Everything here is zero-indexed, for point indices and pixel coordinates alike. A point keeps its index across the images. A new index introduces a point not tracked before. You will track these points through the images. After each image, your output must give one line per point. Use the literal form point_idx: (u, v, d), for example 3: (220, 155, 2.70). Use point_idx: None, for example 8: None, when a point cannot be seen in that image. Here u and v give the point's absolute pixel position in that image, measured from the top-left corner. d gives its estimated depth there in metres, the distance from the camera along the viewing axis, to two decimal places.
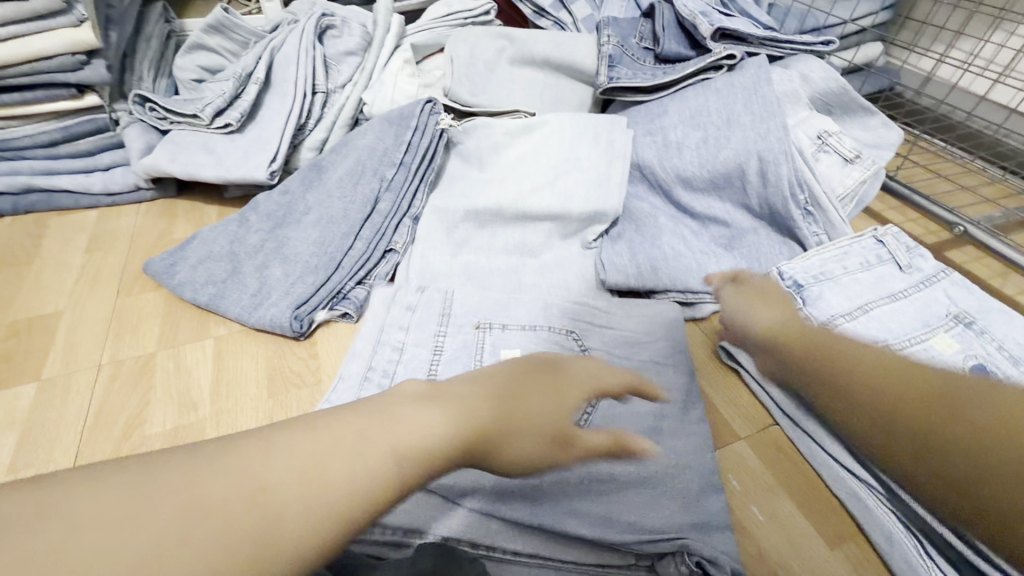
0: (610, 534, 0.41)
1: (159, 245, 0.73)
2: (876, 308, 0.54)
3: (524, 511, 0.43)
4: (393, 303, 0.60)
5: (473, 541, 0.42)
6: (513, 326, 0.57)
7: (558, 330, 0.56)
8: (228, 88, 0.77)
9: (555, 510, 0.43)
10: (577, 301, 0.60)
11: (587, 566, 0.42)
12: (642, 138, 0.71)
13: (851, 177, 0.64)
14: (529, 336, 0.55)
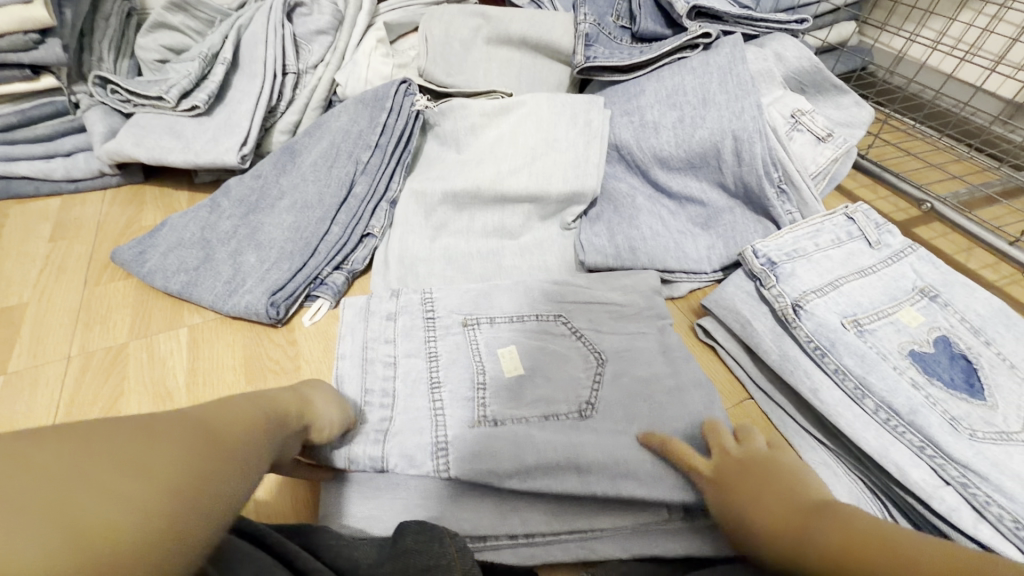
0: (663, 492, 0.42)
1: (127, 233, 0.71)
2: (846, 283, 0.56)
3: (572, 482, 0.42)
4: (371, 314, 0.57)
5: (478, 534, 0.43)
6: (502, 318, 0.57)
7: (547, 317, 0.57)
8: (194, 68, 0.74)
9: (605, 477, 0.43)
10: (560, 283, 0.60)
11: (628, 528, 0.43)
12: (619, 118, 0.70)
13: (823, 156, 0.65)
14: (519, 330, 0.56)
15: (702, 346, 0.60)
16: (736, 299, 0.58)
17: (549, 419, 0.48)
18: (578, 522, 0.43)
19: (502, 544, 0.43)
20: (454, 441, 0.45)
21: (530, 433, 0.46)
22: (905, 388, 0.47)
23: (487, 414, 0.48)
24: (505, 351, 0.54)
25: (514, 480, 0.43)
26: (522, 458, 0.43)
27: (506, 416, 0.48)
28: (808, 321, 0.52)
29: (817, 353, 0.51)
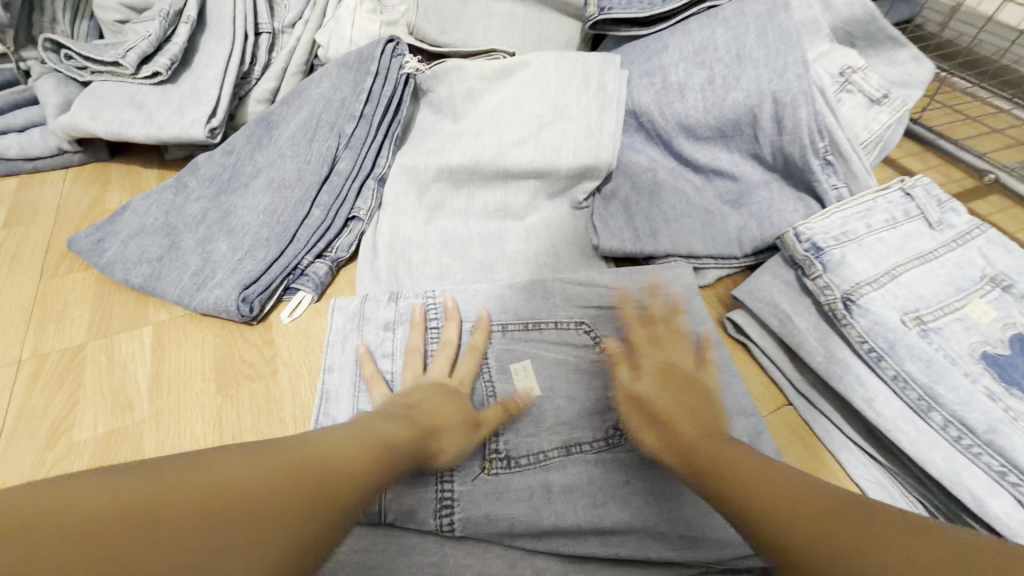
0: (697, 555, 0.39)
1: (90, 217, 0.64)
2: (905, 272, 0.48)
3: (594, 544, 0.39)
4: (365, 321, 0.51)
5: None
6: (514, 324, 0.51)
7: (566, 324, 0.50)
8: (154, 28, 0.65)
9: (629, 540, 0.40)
10: (579, 282, 0.53)
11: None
12: (638, 80, 0.61)
13: (877, 121, 0.56)
14: (534, 342, 0.49)
15: (731, 342, 0.53)
16: (774, 291, 0.51)
17: (572, 453, 0.43)
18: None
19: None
20: (461, 495, 0.41)
21: (547, 479, 0.42)
22: (980, 401, 0.40)
23: (501, 448, 0.43)
24: (520, 365, 0.48)
25: (526, 539, 0.40)
26: (536, 515, 0.40)
27: (523, 452, 0.43)
28: (862, 318, 0.45)
29: (873, 357, 0.44)
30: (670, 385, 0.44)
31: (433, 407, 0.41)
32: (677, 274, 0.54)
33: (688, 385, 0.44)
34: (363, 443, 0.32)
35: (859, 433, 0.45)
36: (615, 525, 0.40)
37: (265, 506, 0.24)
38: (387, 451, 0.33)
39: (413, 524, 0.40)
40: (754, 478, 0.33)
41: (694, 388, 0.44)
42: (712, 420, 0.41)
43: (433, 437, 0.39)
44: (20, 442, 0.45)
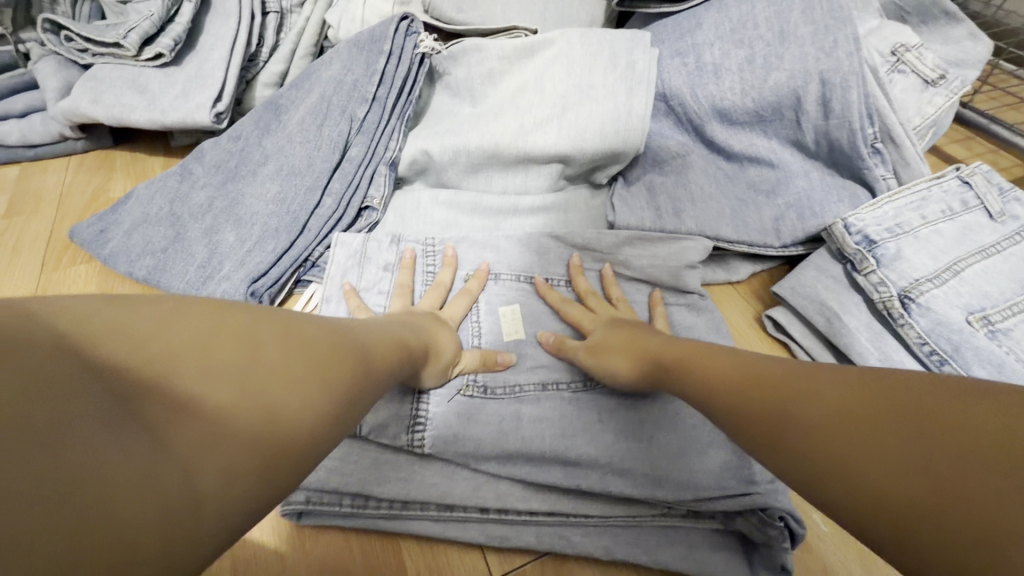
0: (659, 492, 0.37)
1: (93, 206, 0.61)
2: (967, 267, 0.44)
3: (558, 474, 0.38)
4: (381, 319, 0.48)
5: (444, 503, 0.38)
6: (507, 275, 0.51)
7: (558, 281, 0.51)
8: (157, 7, 0.61)
9: (594, 473, 0.38)
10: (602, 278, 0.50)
11: (618, 521, 0.38)
12: (669, 60, 0.57)
13: (932, 105, 0.51)
14: (526, 292, 0.50)
15: (770, 338, 0.49)
16: (820, 287, 0.47)
17: (547, 390, 0.43)
18: (560, 504, 0.38)
19: (470, 518, 0.38)
20: (433, 417, 0.40)
21: (518, 410, 0.42)
22: None
23: (478, 377, 0.43)
24: (508, 310, 0.48)
25: (491, 463, 0.39)
26: (505, 441, 0.40)
27: (499, 383, 0.43)
28: (922, 318, 0.41)
29: (934, 361, 0.40)
30: (612, 325, 0.43)
31: (431, 324, 0.42)
32: (690, 248, 0.51)
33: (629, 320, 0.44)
34: (381, 341, 0.33)
35: None
36: (581, 457, 0.39)
37: (314, 363, 0.25)
38: (401, 352, 0.35)
39: (383, 439, 0.40)
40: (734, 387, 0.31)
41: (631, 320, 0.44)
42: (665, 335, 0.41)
43: (429, 348, 0.39)
44: None
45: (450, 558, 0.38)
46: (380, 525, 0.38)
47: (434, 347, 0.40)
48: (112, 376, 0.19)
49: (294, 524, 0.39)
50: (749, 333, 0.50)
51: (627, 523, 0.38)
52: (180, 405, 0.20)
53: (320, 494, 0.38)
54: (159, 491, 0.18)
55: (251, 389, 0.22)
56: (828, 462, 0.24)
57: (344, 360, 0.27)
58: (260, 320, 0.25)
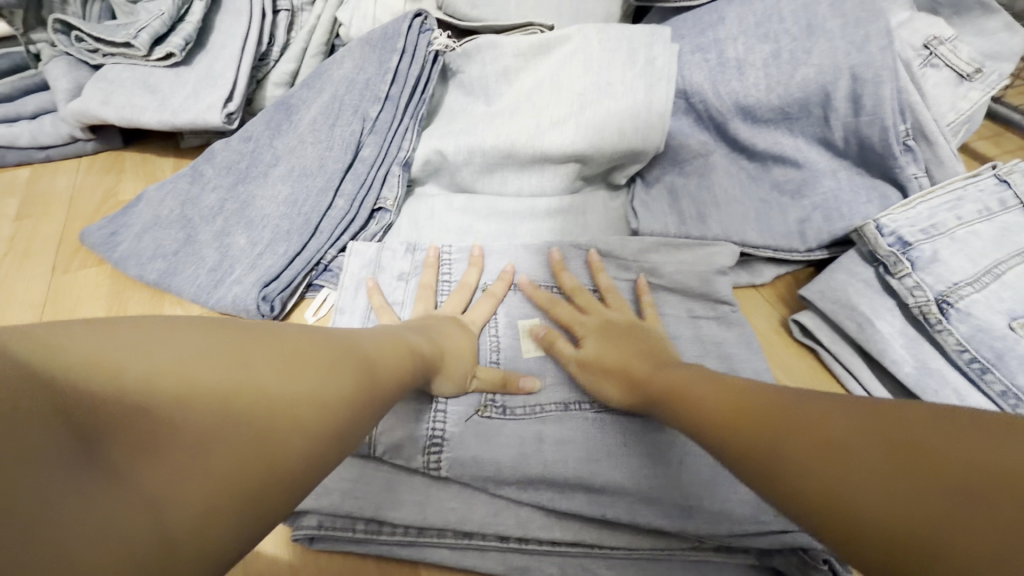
0: (690, 526, 0.35)
1: (103, 208, 0.60)
2: (1008, 270, 0.42)
3: (581, 502, 0.37)
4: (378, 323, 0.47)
5: (462, 531, 0.37)
6: (526, 284, 0.49)
7: (581, 288, 0.49)
8: (167, 6, 0.61)
9: (619, 501, 0.37)
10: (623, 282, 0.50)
11: (645, 554, 0.36)
12: (690, 56, 0.55)
13: (967, 99, 0.49)
14: (546, 300, 0.48)
15: (799, 346, 0.48)
16: (851, 291, 0.45)
17: (570, 409, 0.41)
18: (583, 534, 0.37)
19: (489, 546, 0.37)
20: (452, 437, 0.39)
21: (540, 431, 0.40)
22: None
23: (496, 396, 0.41)
24: (526, 323, 0.47)
25: (512, 489, 0.38)
26: (526, 465, 0.38)
27: (519, 403, 0.41)
28: (962, 325, 0.39)
29: (976, 370, 0.38)
30: (607, 334, 0.43)
31: (452, 335, 0.41)
32: (715, 255, 0.50)
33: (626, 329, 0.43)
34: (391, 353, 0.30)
35: None
36: (605, 485, 0.37)
37: (314, 378, 0.23)
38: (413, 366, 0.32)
39: (399, 460, 0.38)
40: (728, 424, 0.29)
41: (630, 328, 0.43)
42: (661, 350, 0.40)
43: (444, 356, 0.38)
44: None
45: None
46: (396, 551, 0.37)
47: (450, 362, 0.39)
48: (78, 407, 0.16)
49: (306, 548, 0.38)
50: (775, 339, 0.48)
51: (653, 555, 0.36)
52: (155, 435, 0.17)
53: (333, 519, 0.37)
54: (121, 546, 0.15)
55: (240, 411, 0.19)
56: (830, 500, 0.21)
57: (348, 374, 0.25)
58: (253, 336, 0.23)
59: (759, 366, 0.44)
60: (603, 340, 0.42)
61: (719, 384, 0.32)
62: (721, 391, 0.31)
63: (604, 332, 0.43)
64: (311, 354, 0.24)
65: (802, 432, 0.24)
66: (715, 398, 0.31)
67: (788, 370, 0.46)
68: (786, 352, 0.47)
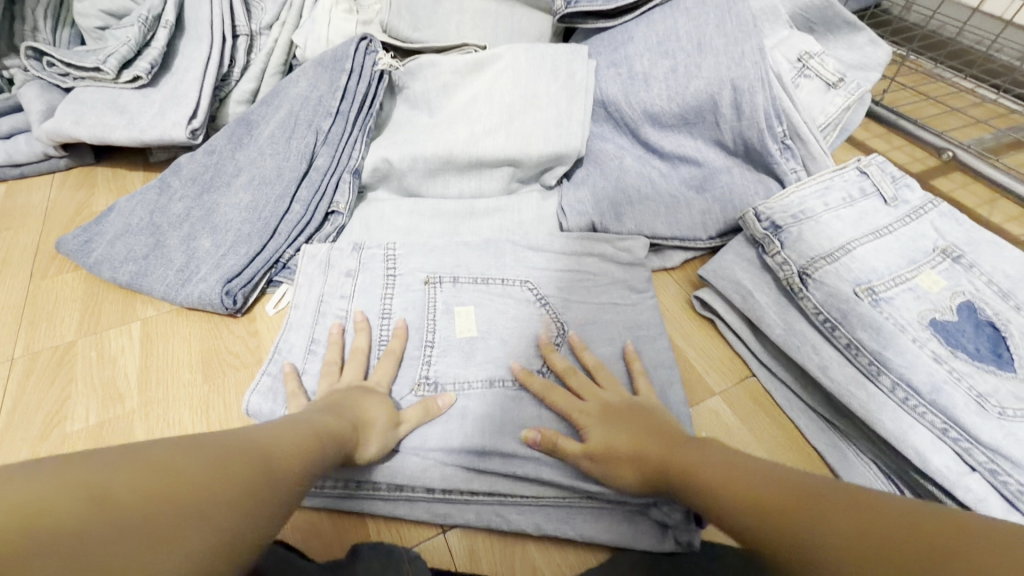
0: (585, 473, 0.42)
1: (77, 219, 0.65)
2: (860, 246, 0.50)
3: (496, 459, 0.43)
4: (320, 314, 0.53)
5: (395, 484, 0.43)
6: (465, 278, 0.55)
7: (511, 282, 0.55)
8: (133, 33, 0.66)
9: (528, 457, 0.43)
10: (549, 270, 0.56)
11: (550, 500, 0.43)
12: (606, 70, 0.63)
13: (833, 104, 0.58)
14: (482, 291, 0.54)
15: (700, 321, 0.55)
16: (736, 269, 0.53)
17: (493, 385, 0.48)
18: (498, 484, 0.43)
19: (418, 497, 0.43)
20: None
21: (465, 406, 0.46)
22: (926, 364, 0.42)
23: (429, 374, 0.48)
24: (462, 309, 0.53)
25: (438, 451, 0.44)
26: (450, 428, 0.45)
27: (449, 379, 0.48)
28: (817, 291, 0.47)
29: (827, 327, 0.46)
30: (611, 419, 0.42)
31: (355, 406, 0.42)
32: (630, 249, 0.58)
33: (635, 409, 0.43)
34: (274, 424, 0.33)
35: (818, 399, 0.47)
36: (517, 446, 0.44)
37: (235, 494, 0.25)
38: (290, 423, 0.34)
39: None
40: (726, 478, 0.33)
41: (635, 411, 0.43)
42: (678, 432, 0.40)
43: (355, 427, 0.40)
44: (14, 435, 0.47)
45: (400, 532, 0.43)
46: (337, 504, 0.43)
47: (364, 429, 0.41)
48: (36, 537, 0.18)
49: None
50: (679, 313, 0.56)
51: (557, 500, 0.43)
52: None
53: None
54: None
55: (183, 574, 0.21)
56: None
57: (248, 468, 0.27)
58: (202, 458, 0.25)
59: (660, 338, 0.52)
60: (614, 428, 0.42)
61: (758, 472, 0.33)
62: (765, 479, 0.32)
63: (616, 414, 0.43)
64: (249, 482, 0.26)
65: (811, 515, 0.27)
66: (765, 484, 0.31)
67: (688, 338, 0.54)
68: (687, 325, 0.55)
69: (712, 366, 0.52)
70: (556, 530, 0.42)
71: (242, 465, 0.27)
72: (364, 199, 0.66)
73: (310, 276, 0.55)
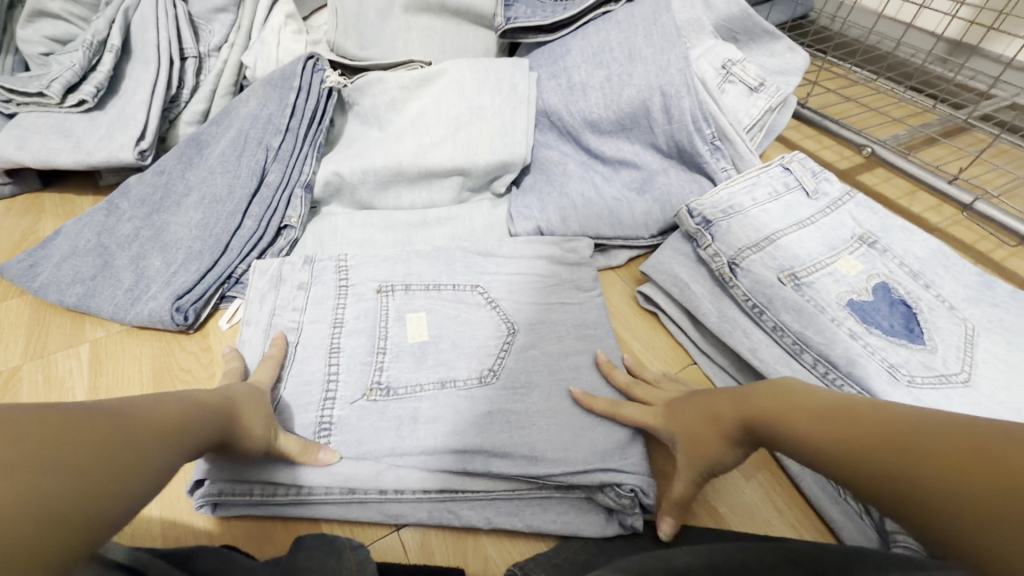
0: (533, 469, 0.43)
1: (22, 245, 0.64)
2: (785, 236, 0.53)
3: (448, 460, 0.44)
4: (272, 328, 0.53)
5: (347, 488, 0.44)
6: (417, 286, 0.57)
7: (463, 286, 0.57)
8: (78, 58, 0.67)
9: (479, 457, 0.45)
10: (499, 274, 0.59)
11: (500, 494, 0.44)
12: (546, 81, 0.67)
13: (757, 106, 0.63)
14: (434, 298, 0.56)
15: (644, 313, 0.58)
16: (674, 264, 0.56)
17: (445, 387, 0.49)
18: (449, 482, 0.44)
19: (370, 499, 0.44)
20: (339, 419, 0.47)
21: (417, 409, 0.47)
22: (843, 340, 0.46)
23: (382, 380, 0.49)
24: (414, 317, 0.54)
25: (390, 455, 0.45)
26: (402, 429, 0.46)
27: (402, 383, 0.49)
28: (745, 279, 0.51)
29: (756, 312, 0.50)
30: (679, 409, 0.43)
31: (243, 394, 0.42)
32: (575, 249, 0.61)
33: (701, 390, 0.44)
34: (117, 415, 0.29)
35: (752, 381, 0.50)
36: (468, 445, 0.45)
37: (112, 450, 0.27)
38: (143, 415, 0.31)
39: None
40: (807, 417, 0.33)
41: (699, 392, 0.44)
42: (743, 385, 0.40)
43: (235, 408, 0.39)
44: None
45: (356, 532, 0.44)
46: (290, 511, 0.44)
47: (246, 413, 0.40)
48: None
49: (210, 514, 0.44)
50: (625, 309, 0.59)
51: (506, 495, 0.44)
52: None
53: (232, 486, 0.43)
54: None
55: (65, 512, 0.24)
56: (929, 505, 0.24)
57: (126, 428, 0.29)
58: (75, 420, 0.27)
59: (605, 333, 0.54)
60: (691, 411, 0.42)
61: (827, 404, 0.33)
62: (832, 411, 0.32)
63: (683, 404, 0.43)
64: (124, 438, 0.28)
65: (882, 439, 0.28)
66: (834, 415, 0.32)
67: (633, 331, 0.57)
68: (633, 320, 0.58)
69: (658, 358, 0.54)
70: (505, 522, 0.43)
71: (120, 424, 0.29)
72: (317, 214, 0.67)
73: (262, 290, 0.56)
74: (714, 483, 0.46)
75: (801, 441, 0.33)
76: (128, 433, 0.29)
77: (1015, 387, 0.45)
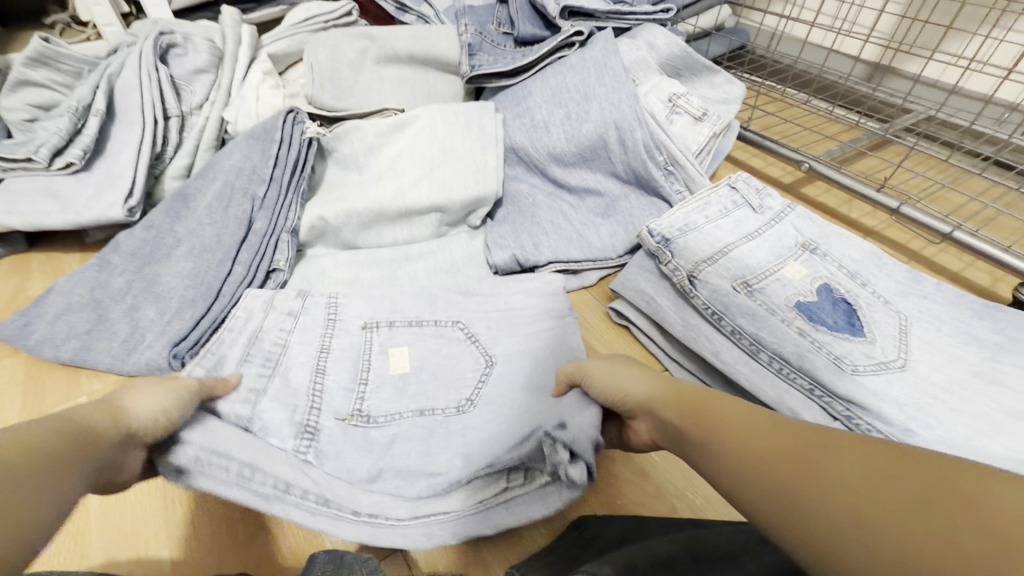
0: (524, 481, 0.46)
1: (12, 306, 0.66)
2: (736, 249, 0.59)
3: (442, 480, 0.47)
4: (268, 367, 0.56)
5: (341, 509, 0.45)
6: (401, 322, 0.60)
7: (445, 323, 0.60)
8: (64, 124, 0.69)
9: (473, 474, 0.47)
10: (480, 301, 0.63)
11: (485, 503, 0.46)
12: (512, 121, 0.73)
13: (702, 134, 0.70)
14: (418, 334, 0.59)
15: (617, 327, 0.63)
16: (641, 280, 0.61)
17: (424, 414, 0.52)
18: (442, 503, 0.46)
19: (347, 516, 0.45)
20: (340, 447, 0.49)
21: (412, 432, 0.51)
22: (793, 338, 0.51)
23: (362, 409, 0.52)
24: (396, 350, 0.57)
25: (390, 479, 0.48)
26: (399, 452, 0.49)
27: (381, 413, 0.52)
28: (704, 289, 0.56)
29: (715, 318, 0.54)
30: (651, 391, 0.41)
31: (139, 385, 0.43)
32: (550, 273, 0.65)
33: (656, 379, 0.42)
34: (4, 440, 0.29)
35: (719, 382, 0.55)
36: (461, 462, 0.48)
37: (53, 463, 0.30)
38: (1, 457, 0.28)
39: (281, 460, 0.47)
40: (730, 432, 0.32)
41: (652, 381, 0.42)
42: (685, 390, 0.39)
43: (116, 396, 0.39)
44: None
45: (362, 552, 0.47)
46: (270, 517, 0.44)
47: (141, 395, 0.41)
48: None
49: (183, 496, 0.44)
50: (600, 325, 0.64)
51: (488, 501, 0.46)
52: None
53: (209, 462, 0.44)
54: None
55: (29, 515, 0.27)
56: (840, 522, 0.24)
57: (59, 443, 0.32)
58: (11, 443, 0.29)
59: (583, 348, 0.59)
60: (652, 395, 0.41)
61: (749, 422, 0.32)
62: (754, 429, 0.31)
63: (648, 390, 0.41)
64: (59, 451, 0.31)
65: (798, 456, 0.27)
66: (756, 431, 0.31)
67: (609, 345, 0.61)
68: (607, 335, 0.63)
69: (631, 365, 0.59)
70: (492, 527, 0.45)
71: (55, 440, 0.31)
72: (304, 256, 0.70)
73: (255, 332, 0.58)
74: (692, 480, 0.50)
75: (717, 452, 0.32)
76: (63, 446, 0.32)
77: (945, 367, 0.50)
